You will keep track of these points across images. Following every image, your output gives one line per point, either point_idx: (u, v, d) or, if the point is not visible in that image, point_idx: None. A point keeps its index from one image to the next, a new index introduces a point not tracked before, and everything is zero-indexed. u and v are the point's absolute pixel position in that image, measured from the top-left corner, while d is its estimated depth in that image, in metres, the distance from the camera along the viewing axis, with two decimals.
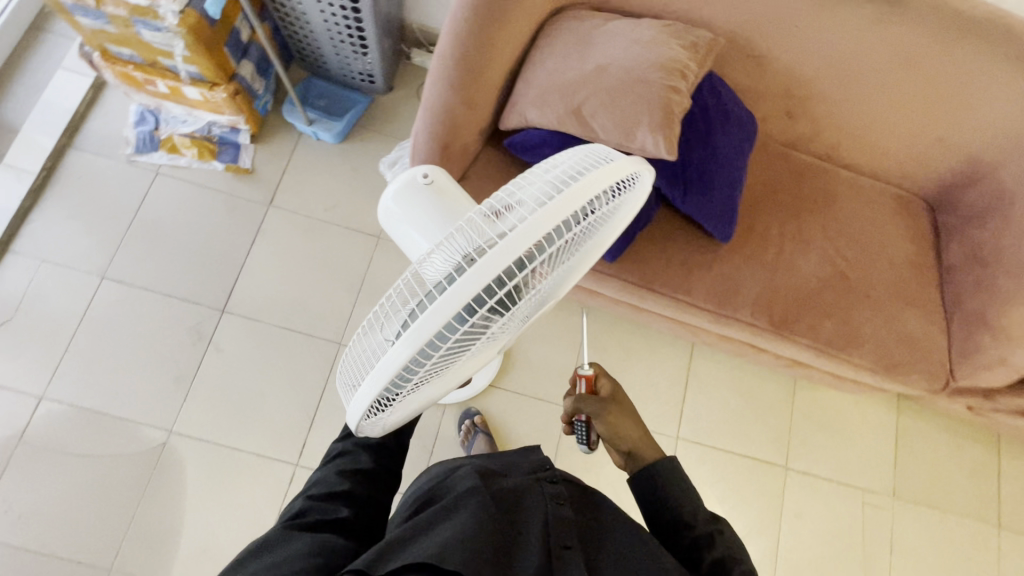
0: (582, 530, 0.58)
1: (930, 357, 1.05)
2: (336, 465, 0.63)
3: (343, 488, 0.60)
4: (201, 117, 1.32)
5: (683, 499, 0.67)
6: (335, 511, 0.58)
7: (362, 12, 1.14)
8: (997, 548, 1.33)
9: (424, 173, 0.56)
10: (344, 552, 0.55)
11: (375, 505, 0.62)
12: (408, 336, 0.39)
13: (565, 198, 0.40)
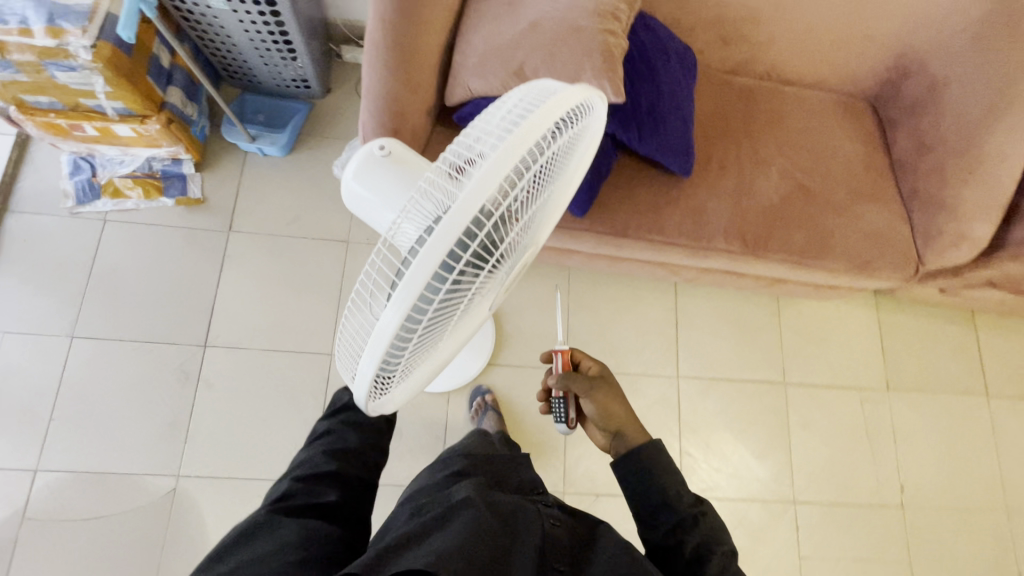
0: (578, 544, 0.62)
1: (898, 248, 1.09)
2: (322, 448, 0.71)
3: (330, 471, 0.68)
4: (139, 154, 1.26)
5: (668, 482, 0.69)
6: (326, 493, 0.65)
7: (282, 14, 1.09)
8: (987, 415, 1.42)
9: (380, 145, 0.54)
10: (336, 532, 0.62)
11: (361, 486, 0.69)
12: (395, 301, 0.40)
13: (520, 133, 0.40)
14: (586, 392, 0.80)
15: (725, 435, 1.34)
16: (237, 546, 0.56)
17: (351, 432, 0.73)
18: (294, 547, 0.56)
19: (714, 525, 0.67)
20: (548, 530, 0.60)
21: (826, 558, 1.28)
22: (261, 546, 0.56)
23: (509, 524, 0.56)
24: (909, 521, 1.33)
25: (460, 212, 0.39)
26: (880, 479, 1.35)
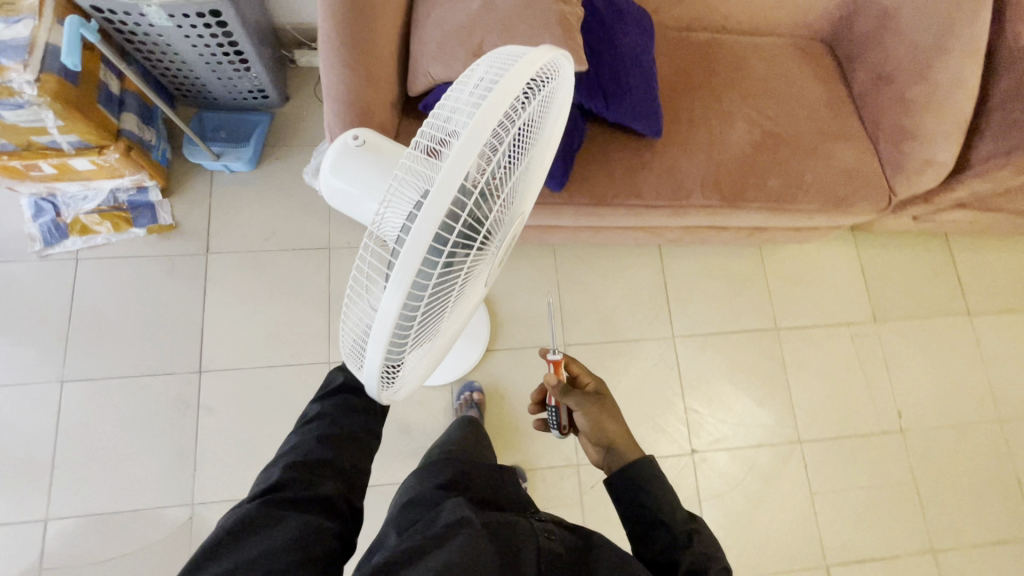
0: (573, 555, 0.65)
1: (869, 181, 1.11)
2: (313, 433, 0.73)
3: (324, 459, 0.71)
4: (102, 187, 1.21)
5: (662, 499, 0.70)
6: (321, 483, 0.69)
7: (230, 25, 1.07)
8: (971, 333, 1.47)
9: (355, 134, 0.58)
10: (332, 522, 0.66)
11: (354, 473, 0.73)
12: (393, 284, 0.40)
13: (493, 101, 0.40)
14: (579, 404, 0.83)
15: (727, 386, 1.37)
16: (237, 540, 0.60)
17: (341, 417, 0.76)
18: (294, 544, 0.61)
19: (708, 543, 0.68)
20: (542, 547, 0.64)
21: (837, 491, 1.33)
22: (262, 542, 0.60)
23: (506, 548, 0.61)
24: (910, 443, 1.38)
25: (443, 187, 0.38)
26: (879, 408, 1.39)
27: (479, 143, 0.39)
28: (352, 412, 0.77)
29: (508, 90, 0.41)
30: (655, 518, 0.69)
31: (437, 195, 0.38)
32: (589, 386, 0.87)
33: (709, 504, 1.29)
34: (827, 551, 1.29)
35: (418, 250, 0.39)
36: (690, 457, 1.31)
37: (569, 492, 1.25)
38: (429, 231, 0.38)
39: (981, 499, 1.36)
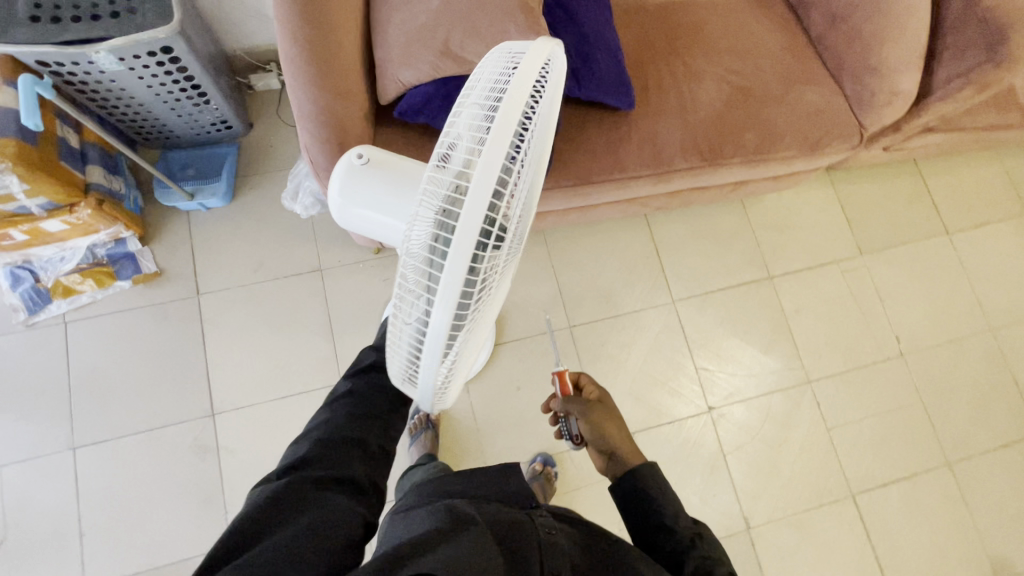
0: (574, 547, 0.70)
1: (840, 120, 1.14)
2: (342, 412, 0.78)
3: (352, 438, 0.75)
4: (79, 245, 1.16)
5: (666, 505, 0.77)
6: (348, 462, 0.72)
7: (183, 58, 1.03)
8: (952, 251, 1.52)
9: (359, 151, 0.64)
10: (358, 502, 0.69)
11: (378, 454, 0.77)
12: (441, 300, 0.41)
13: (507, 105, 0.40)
14: (581, 413, 0.86)
15: (732, 340, 1.40)
16: (272, 508, 0.62)
17: (366, 400, 0.82)
18: (328, 517, 0.64)
19: (710, 550, 0.73)
20: (546, 540, 0.67)
21: (851, 422, 1.38)
22: (297, 512, 0.63)
23: (517, 543, 0.64)
24: (911, 365, 1.43)
25: (476, 200, 0.39)
26: (878, 337, 1.44)
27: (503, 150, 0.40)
28: (377, 395, 0.83)
29: (519, 93, 0.42)
30: (658, 525, 0.76)
31: (471, 208, 0.39)
32: (594, 395, 0.91)
33: (733, 456, 1.32)
34: (851, 480, 1.33)
35: (461, 264, 0.39)
36: (708, 414, 1.34)
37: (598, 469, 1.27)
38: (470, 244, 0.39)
39: (984, 407, 1.42)
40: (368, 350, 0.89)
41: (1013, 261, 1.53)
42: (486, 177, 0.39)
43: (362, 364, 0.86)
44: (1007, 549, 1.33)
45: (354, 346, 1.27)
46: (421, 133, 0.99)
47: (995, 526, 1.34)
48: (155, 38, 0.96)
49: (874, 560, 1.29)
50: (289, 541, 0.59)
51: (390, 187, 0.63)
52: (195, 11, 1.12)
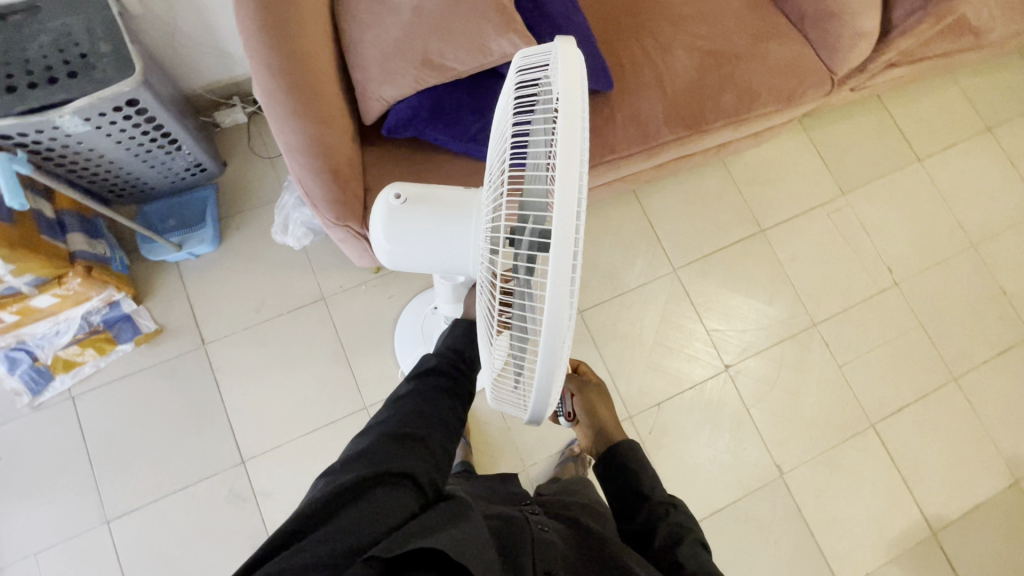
0: (567, 543, 0.66)
1: (809, 69, 1.17)
2: (406, 407, 0.69)
3: (416, 436, 0.65)
4: (73, 315, 1.12)
5: (643, 476, 0.77)
6: (411, 458, 0.62)
7: (149, 108, 1.00)
8: (926, 177, 1.58)
9: (395, 192, 0.62)
10: (417, 502, 0.59)
11: (441, 454, 0.66)
12: (547, 331, 0.40)
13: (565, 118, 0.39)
14: (578, 388, 0.94)
15: (737, 298, 1.43)
16: (322, 503, 0.54)
17: (431, 401, 0.71)
18: (382, 516, 0.55)
19: (684, 518, 0.70)
20: (539, 535, 0.64)
21: (859, 356, 1.43)
22: (348, 507, 0.55)
23: (510, 534, 0.61)
24: (906, 292, 1.49)
25: (563, 226, 0.37)
26: (871, 270, 1.49)
27: (575, 167, 0.38)
28: (443, 396, 0.73)
29: (572, 103, 0.40)
30: (634, 493, 0.75)
31: (559, 236, 0.38)
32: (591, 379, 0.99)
33: (757, 408, 1.36)
34: (869, 411, 1.39)
35: (563, 294, 0.38)
36: (726, 372, 1.38)
37: None
38: (566, 273, 0.38)
39: (979, 319, 1.49)
40: (431, 353, 0.80)
41: (982, 177, 1.60)
42: (567, 201, 0.37)
43: (425, 366, 0.76)
44: (1019, 448, 1.41)
45: (372, 369, 1.26)
46: (410, 147, 0.98)
47: (1005, 430, 1.42)
48: (119, 91, 0.92)
49: (902, 482, 1.35)
50: (331, 538, 0.51)
51: (437, 219, 0.61)
52: (149, 57, 1.07)
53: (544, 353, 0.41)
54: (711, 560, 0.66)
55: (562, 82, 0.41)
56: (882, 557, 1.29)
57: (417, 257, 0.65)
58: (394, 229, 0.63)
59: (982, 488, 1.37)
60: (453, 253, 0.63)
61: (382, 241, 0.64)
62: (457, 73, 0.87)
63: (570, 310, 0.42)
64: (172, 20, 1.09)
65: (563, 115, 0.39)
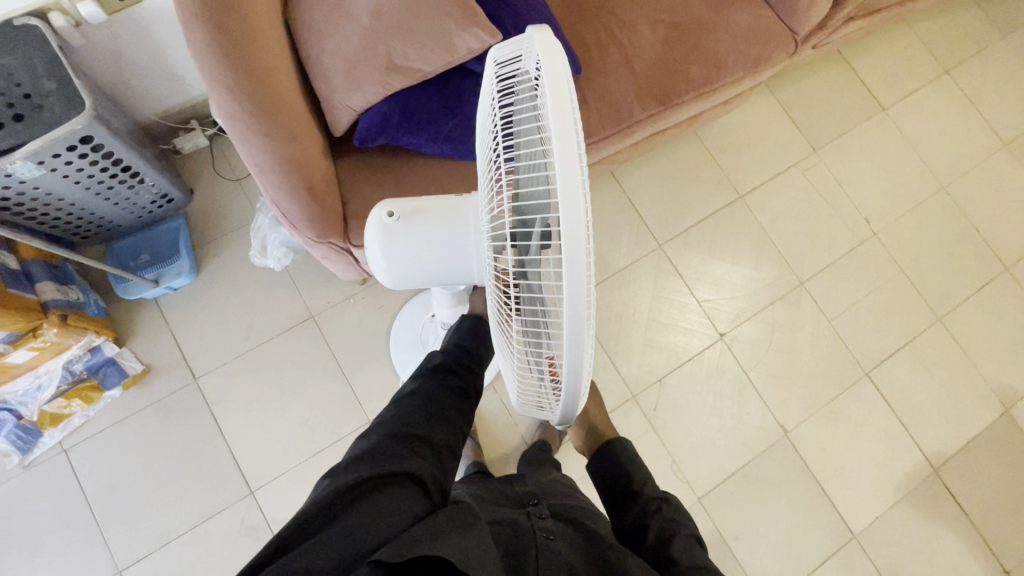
0: (572, 546, 0.63)
1: (772, 32, 1.17)
2: (409, 405, 0.68)
3: (420, 435, 0.65)
4: (53, 366, 1.07)
5: (636, 475, 0.84)
6: (415, 459, 0.62)
7: (106, 143, 0.96)
8: (892, 125, 1.61)
9: (387, 209, 0.65)
10: (422, 503, 0.58)
11: (446, 454, 0.66)
12: (569, 334, 0.39)
13: (556, 110, 0.37)
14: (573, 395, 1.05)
15: (724, 266, 1.45)
16: (325, 505, 0.53)
17: (437, 399, 0.70)
18: (386, 517, 0.54)
19: (674, 514, 0.77)
20: (543, 542, 0.60)
21: (848, 308, 1.46)
22: (351, 510, 0.54)
23: (517, 542, 0.59)
24: (885, 240, 1.52)
25: (570, 214, 0.36)
26: (849, 223, 1.52)
27: (573, 149, 0.36)
28: (449, 395, 0.72)
29: (558, 83, 0.38)
30: (626, 490, 0.82)
31: (568, 224, 0.36)
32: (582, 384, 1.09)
33: (755, 372, 1.38)
34: (862, 361, 1.42)
35: (580, 283, 0.37)
36: (722, 341, 1.39)
37: (638, 424, 1.31)
38: (581, 261, 0.36)
39: (957, 259, 1.53)
40: (438, 350, 0.79)
41: (946, 119, 1.63)
42: (571, 186, 0.36)
43: (431, 364, 0.75)
44: (1007, 379, 1.46)
45: (371, 382, 1.24)
46: (384, 154, 0.95)
47: (992, 362, 1.47)
48: (71, 129, 0.88)
49: (901, 426, 1.39)
50: (335, 542, 0.50)
51: (431, 231, 0.64)
52: (97, 89, 1.02)
53: (568, 346, 0.40)
54: (701, 551, 0.72)
55: (543, 64, 0.39)
56: (889, 500, 1.33)
57: (415, 271, 0.68)
58: (390, 246, 0.66)
59: (975, 422, 1.42)
60: (449, 262, 0.66)
61: (380, 259, 0.67)
62: (425, 73, 0.84)
63: (588, 299, 0.40)
64: (117, 47, 1.04)
65: (552, 97, 0.37)
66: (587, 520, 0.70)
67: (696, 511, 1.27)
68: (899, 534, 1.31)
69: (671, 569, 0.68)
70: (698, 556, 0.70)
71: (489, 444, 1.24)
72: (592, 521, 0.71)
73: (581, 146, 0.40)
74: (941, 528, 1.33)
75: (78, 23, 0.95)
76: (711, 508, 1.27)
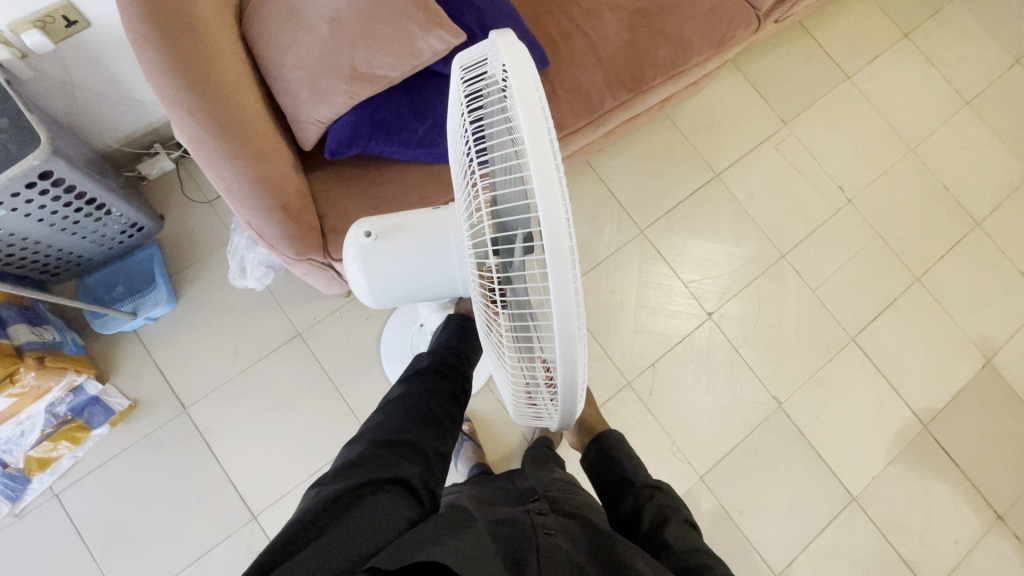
0: (574, 541, 0.63)
1: (735, 9, 1.18)
2: (398, 410, 0.68)
3: (407, 440, 0.64)
4: (35, 412, 1.02)
5: (630, 464, 0.89)
6: (404, 464, 0.61)
7: (68, 177, 0.93)
8: (858, 92, 1.63)
9: (365, 229, 0.64)
10: (414, 509, 0.57)
11: (436, 458, 0.65)
12: (561, 339, 0.38)
13: (527, 114, 0.36)
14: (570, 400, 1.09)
15: (707, 246, 1.46)
16: (315, 517, 0.52)
17: (425, 402, 0.70)
18: (379, 523, 0.53)
19: (668, 500, 0.81)
20: (545, 538, 0.59)
21: (829, 276, 1.48)
22: (341, 521, 0.53)
23: (517, 540, 0.58)
24: (860, 206, 1.55)
25: (550, 214, 0.35)
26: (824, 192, 1.54)
27: (547, 149, 0.36)
28: (437, 397, 0.71)
29: (525, 84, 0.37)
30: (620, 480, 0.87)
31: (549, 225, 0.35)
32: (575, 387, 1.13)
33: (745, 348, 1.40)
34: (848, 326, 1.45)
35: (567, 284, 0.36)
36: (710, 320, 1.41)
37: (635, 409, 1.32)
38: (566, 262, 0.36)
39: (929, 219, 1.56)
40: (425, 352, 0.78)
41: (908, 82, 1.66)
42: (549, 186, 0.35)
43: (417, 367, 0.74)
44: (986, 330, 1.50)
45: (365, 394, 1.23)
46: (357, 164, 0.94)
47: (971, 316, 1.51)
48: (29, 165, 0.85)
49: (889, 386, 1.42)
50: (327, 551, 0.49)
51: (411, 247, 0.64)
52: (53, 122, 0.99)
53: (560, 350, 0.39)
54: (695, 534, 0.76)
55: (509, 66, 0.38)
56: (884, 459, 1.37)
57: (399, 287, 0.68)
58: (370, 266, 0.66)
59: (959, 375, 1.46)
60: (432, 274, 0.66)
61: (360, 279, 0.67)
62: (391, 80, 0.83)
63: (578, 302, 0.40)
64: (68, 77, 1.00)
65: (520, 98, 0.36)
66: (590, 515, 0.70)
67: (699, 490, 1.28)
68: (895, 492, 1.34)
69: (668, 551, 0.72)
70: (692, 538, 0.74)
71: (490, 445, 1.24)
72: (593, 514, 0.71)
73: (554, 145, 0.39)
74: (935, 481, 1.36)
75: (24, 56, 0.92)
76: (714, 485, 1.29)
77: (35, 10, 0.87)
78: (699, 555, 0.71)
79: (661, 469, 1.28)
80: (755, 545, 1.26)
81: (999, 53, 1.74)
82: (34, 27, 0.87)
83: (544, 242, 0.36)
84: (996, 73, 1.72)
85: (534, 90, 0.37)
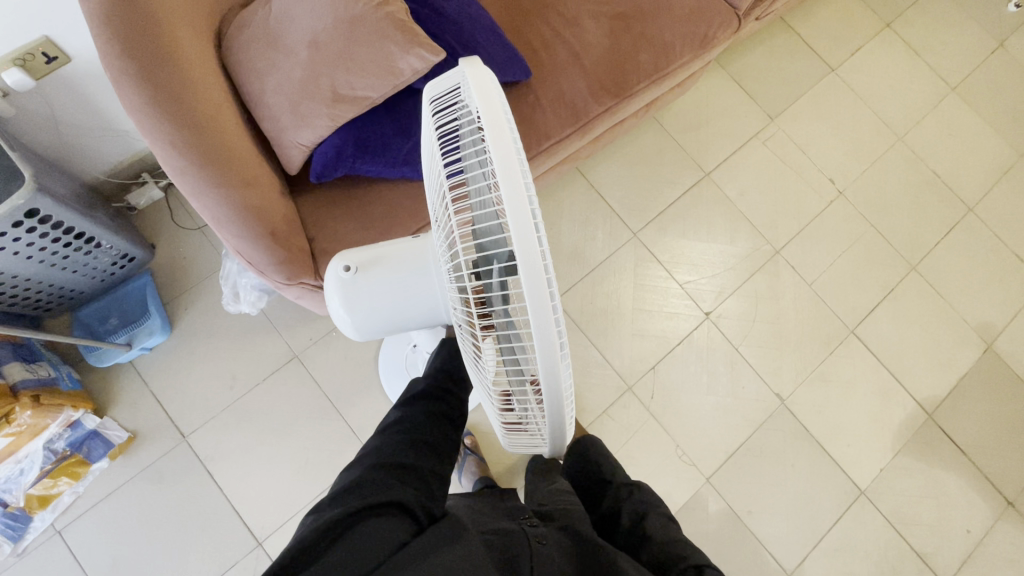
0: (563, 550, 0.62)
1: (715, 9, 1.18)
2: (393, 435, 0.67)
3: (403, 462, 0.63)
4: (34, 449, 1.01)
5: (611, 463, 0.94)
6: (401, 486, 0.60)
7: (56, 213, 0.92)
8: (842, 83, 1.64)
9: (344, 263, 0.65)
10: (409, 529, 0.56)
11: (434, 479, 0.64)
12: (545, 370, 0.38)
13: (499, 149, 0.36)
14: None
15: (700, 246, 1.45)
16: (311, 542, 0.51)
17: (421, 426, 0.69)
18: (375, 547, 0.52)
19: (646, 496, 0.86)
20: (536, 545, 0.59)
21: (826, 270, 1.48)
22: (337, 546, 0.51)
23: (508, 550, 0.57)
24: (851, 199, 1.54)
25: (525, 242, 0.35)
26: (816, 186, 1.54)
27: (520, 181, 0.35)
28: (432, 419, 0.71)
29: (493, 112, 0.37)
30: (601, 480, 0.91)
31: (524, 252, 0.35)
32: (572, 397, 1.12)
33: (744, 346, 1.39)
34: (847, 319, 1.45)
35: (546, 310, 0.36)
36: (708, 319, 1.40)
37: (637, 414, 1.31)
38: (544, 293, 0.36)
39: (922, 207, 1.56)
40: (420, 376, 0.77)
41: (892, 72, 1.67)
42: (520, 209, 0.35)
43: (414, 390, 0.74)
44: (987, 316, 1.49)
45: (365, 414, 1.22)
46: (344, 185, 0.93)
47: (970, 302, 1.50)
48: (15, 204, 0.85)
49: (891, 377, 1.42)
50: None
51: (394, 280, 0.65)
52: (37, 159, 0.99)
53: (546, 378, 0.39)
54: (673, 526, 0.81)
55: (477, 96, 0.38)
56: (890, 450, 1.36)
57: (382, 319, 0.68)
58: (352, 300, 0.66)
59: (960, 362, 1.45)
60: (418, 304, 0.66)
61: (342, 311, 0.67)
62: (372, 101, 0.83)
63: (559, 328, 0.40)
64: (51, 112, 1.00)
65: (490, 127, 0.36)
66: (578, 520, 0.70)
67: (706, 492, 1.27)
68: (905, 484, 1.33)
69: (647, 543, 0.77)
70: (671, 531, 0.79)
71: (493, 458, 1.23)
72: (579, 519, 0.71)
73: (525, 171, 0.39)
74: (944, 471, 1.35)
75: (5, 95, 0.92)
76: (720, 486, 1.28)
77: (14, 49, 0.87)
78: (678, 547, 0.76)
79: (667, 473, 1.27)
80: (767, 546, 1.25)
81: (981, 37, 1.74)
82: (15, 65, 0.87)
83: (520, 267, 0.35)
84: (981, 58, 1.72)
85: (503, 123, 0.37)
